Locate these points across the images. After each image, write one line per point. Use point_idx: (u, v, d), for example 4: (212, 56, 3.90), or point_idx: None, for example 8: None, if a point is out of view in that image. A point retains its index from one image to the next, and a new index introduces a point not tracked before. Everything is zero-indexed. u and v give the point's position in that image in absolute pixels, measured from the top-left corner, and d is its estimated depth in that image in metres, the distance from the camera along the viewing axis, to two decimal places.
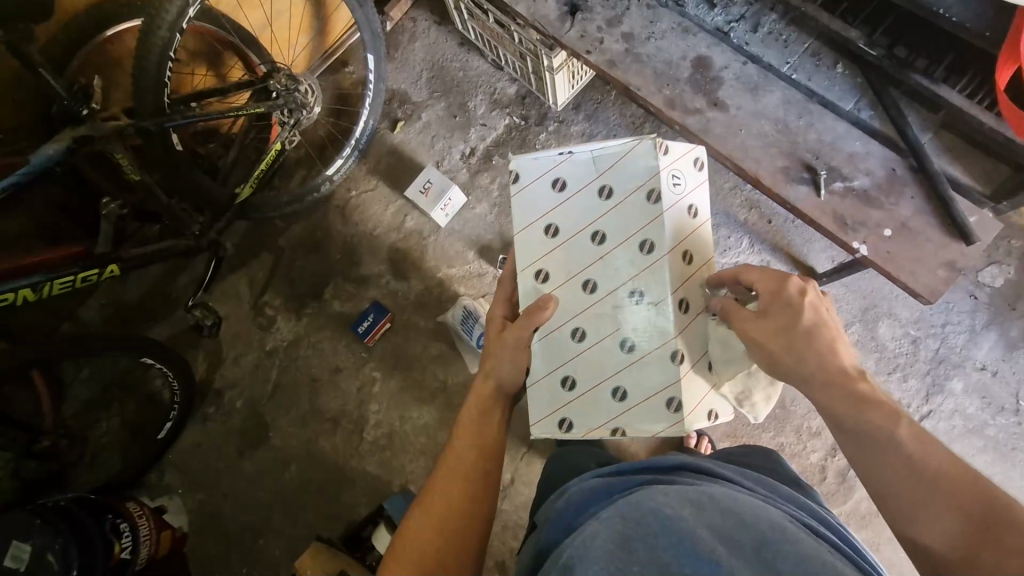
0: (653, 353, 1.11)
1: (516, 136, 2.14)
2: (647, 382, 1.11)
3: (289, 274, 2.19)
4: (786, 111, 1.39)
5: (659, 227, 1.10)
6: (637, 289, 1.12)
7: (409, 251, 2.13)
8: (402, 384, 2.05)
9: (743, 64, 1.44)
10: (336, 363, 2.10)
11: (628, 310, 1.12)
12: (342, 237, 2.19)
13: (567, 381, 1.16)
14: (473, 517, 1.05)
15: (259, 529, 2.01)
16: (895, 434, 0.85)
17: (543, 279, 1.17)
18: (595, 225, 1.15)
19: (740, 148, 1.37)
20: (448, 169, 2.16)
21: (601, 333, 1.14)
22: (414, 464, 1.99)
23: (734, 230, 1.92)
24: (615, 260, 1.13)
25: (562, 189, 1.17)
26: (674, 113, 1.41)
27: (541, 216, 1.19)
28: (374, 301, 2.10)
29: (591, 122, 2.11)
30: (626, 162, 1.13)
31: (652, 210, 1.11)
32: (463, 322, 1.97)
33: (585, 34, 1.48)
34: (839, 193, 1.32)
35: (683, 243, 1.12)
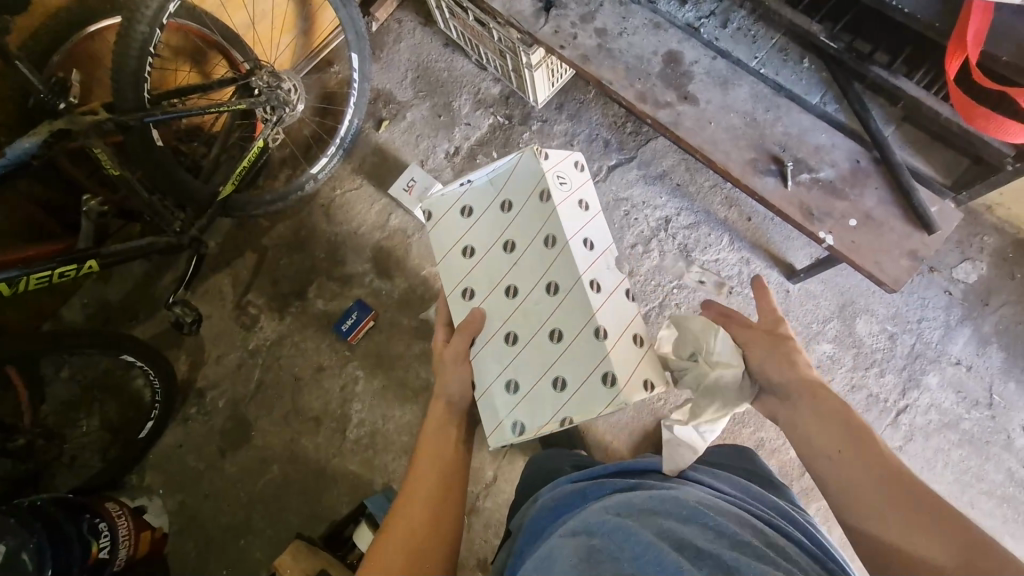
0: (579, 336, 1.09)
1: (499, 135, 2.16)
2: (580, 363, 1.08)
3: (273, 273, 2.19)
4: (755, 106, 1.42)
5: (554, 223, 1.13)
6: (553, 283, 1.13)
7: (393, 249, 2.14)
8: (385, 383, 2.04)
9: (713, 59, 1.47)
10: (319, 362, 2.09)
11: (550, 303, 1.13)
12: (326, 235, 2.19)
13: (511, 384, 1.15)
14: (447, 505, 1.08)
15: (239, 530, 2.00)
16: (869, 446, 0.96)
17: (470, 296, 1.22)
18: (501, 236, 1.20)
19: (711, 142, 1.39)
20: (432, 168, 2.17)
21: (532, 328, 1.15)
22: (397, 462, 1.97)
23: (713, 228, 1.95)
24: (528, 261, 1.16)
25: (468, 213, 1.25)
26: (647, 107, 1.43)
27: (456, 242, 1.25)
28: (357, 299, 2.11)
29: (573, 121, 2.12)
30: (514, 176, 1.20)
31: (546, 208, 1.15)
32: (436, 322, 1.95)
33: (559, 29, 1.50)
34: (805, 185, 1.34)
35: (581, 231, 1.15)
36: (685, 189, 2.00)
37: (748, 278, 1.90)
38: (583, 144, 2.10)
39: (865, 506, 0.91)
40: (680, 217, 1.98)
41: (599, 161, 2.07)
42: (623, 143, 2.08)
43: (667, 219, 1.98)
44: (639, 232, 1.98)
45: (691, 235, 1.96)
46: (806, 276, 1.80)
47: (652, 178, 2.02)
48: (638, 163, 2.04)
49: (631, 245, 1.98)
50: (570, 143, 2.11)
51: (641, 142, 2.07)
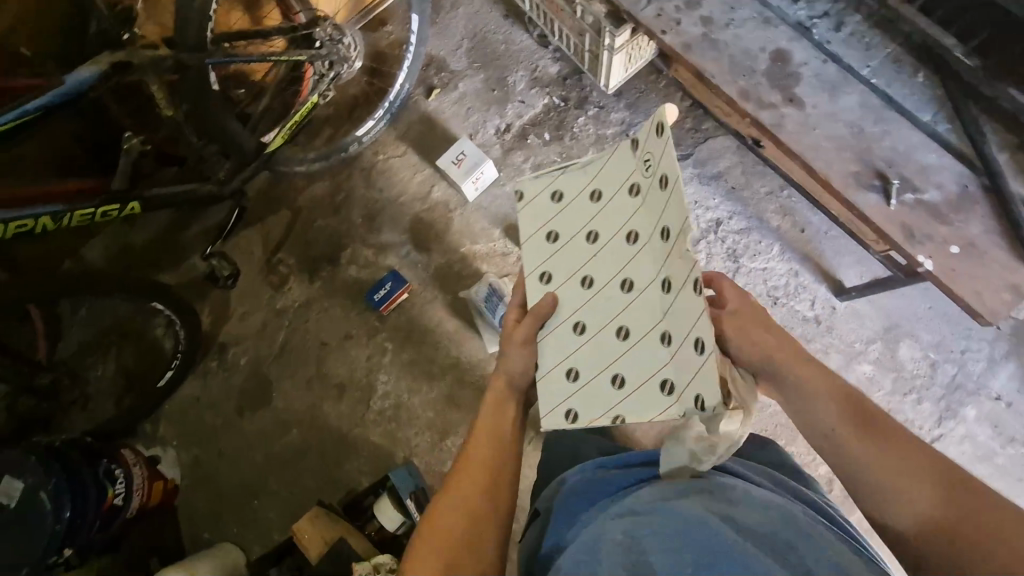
0: (646, 339, 1.02)
1: (553, 116, 2.10)
2: (644, 365, 1.01)
3: (308, 233, 2.14)
4: (861, 117, 1.43)
5: (642, 216, 1.05)
6: (627, 280, 1.05)
7: (433, 222, 2.08)
8: (413, 357, 2.00)
9: (823, 62, 1.48)
10: (347, 330, 2.05)
11: (622, 300, 1.06)
12: (366, 201, 2.13)
13: (571, 373, 1.11)
14: (501, 464, 1.19)
15: (253, 489, 1.98)
16: (872, 431, 0.95)
17: (547, 280, 1.17)
18: (587, 225, 1.13)
19: (817, 158, 1.40)
20: (481, 143, 2.11)
21: (602, 320, 1.09)
22: (420, 439, 1.94)
23: (765, 236, 1.91)
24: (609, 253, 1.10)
25: (560, 197, 1.19)
26: (747, 106, 1.45)
27: (544, 225, 1.21)
28: (391, 269, 2.06)
29: (631, 111, 2.06)
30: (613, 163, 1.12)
31: (634, 202, 1.07)
32: (474, 300, 1.93)
33: (662, 13, 1.52)
34: (909, 204, 1.35)
35: (667, 219, 1.00)
36: (740, 193, 1.96)
37: (795, 289, 1.87)
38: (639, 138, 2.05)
39: (884, 496, 0.92)
40: (731, 221, 1.94)
41: None
42: (681, 140, 2.02)
43: (718, 220, 1.95)
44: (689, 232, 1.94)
45: (742, 240, 1.92)
46: (856, 295, 1.78)
47: (708, 178, 1.98)
48: (696, 162, 1.99)
49: None
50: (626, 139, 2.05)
51: (699, 139, 2.01)
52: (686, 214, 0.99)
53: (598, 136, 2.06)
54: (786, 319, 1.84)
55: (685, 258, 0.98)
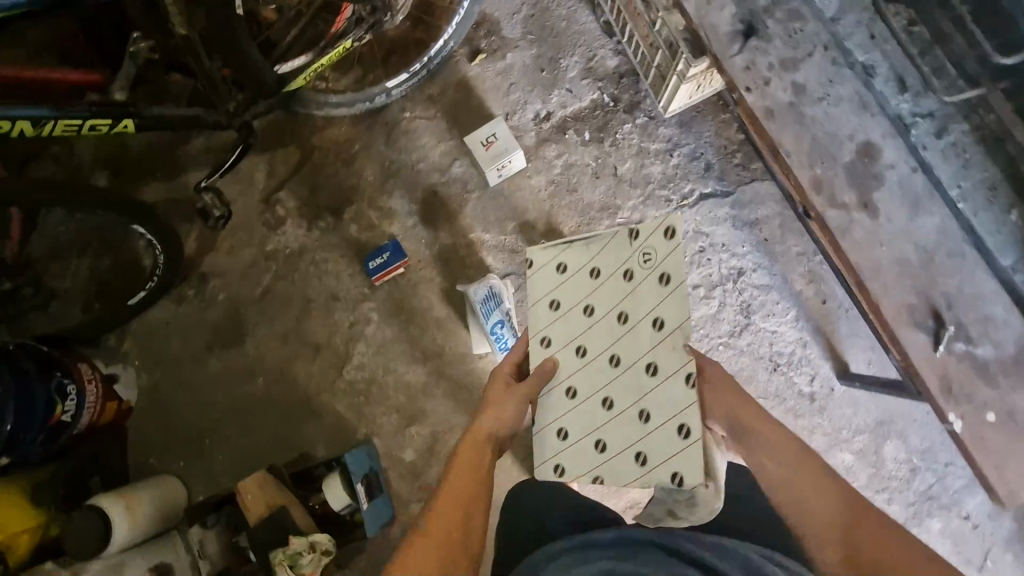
0: (630, 412, 1.10)
1: (599, 115, 1.93)
2: (626, 436, 1.09)
3: (316, 179, 2.03)
4: (938, 242, 1.38)
5: (635, 301, 1.13)
6: (616, 355, 1.14)
7: (447, 199, 1.97)
8: (396, 334, 1.93)
9: (913, 170, 1.40)
10: (335, 291, 1.98)
11: (609, 374, 1.14)
12: (382, 160, 2.01)
13: (560, 431, 1.17)
14: (474, 488, 1.22)
15: (208, 430, 1.95)
16: (801, 471, 1.13)
17: (546, 344, 1.21)
18: (585, 301, 1.19)
19: (886, 288, 1.37)
20: (515, 125, 1.95)
21: (591, 390, 1.15)
22: (384, 419, 1.90)
23: (784, 299, 1.82)
24: (603, 329, 1.16)
25: (563, 268, 1.24)
26: (818, 199, 1.41)
27: (544, 294, 1.25)
28: (393, 238, 1.96)
29: (682, 129, 1.90)
30: (612, 246, 1.20)
31: (626, 287, 1.15)
32: (471, 296, 1.82)
33: (752, 66, 1.46)
34: (957, 355, 1.34)
35: (655, 308, 1.11)
36: (771, 247, 1.84)
37: (799, 361, 1.79)
38: (684, 164, 1.89)
39: (798, 496, 1.11)
40: (754, 273, 1.83)
41: (686, 185, 1.89)
42: (725, 177, 1.88)
43: (741, 270, 1.84)
44: (710, 277, 1.84)
45: (760, 297, 1.82)
46: (859, 386, 1.73)
47: (743, 223, 1.85)
48: (732, 205, 1.86)
49: (692, 285, 1.85)
50: (668, 166, 1.90)
51: (744, 179, 1.87)
52: (673, 308, 1.09)
53: (640, 148, 1.91)
54: (781, 390, 1.78)
55: (670, 347, 1.08)
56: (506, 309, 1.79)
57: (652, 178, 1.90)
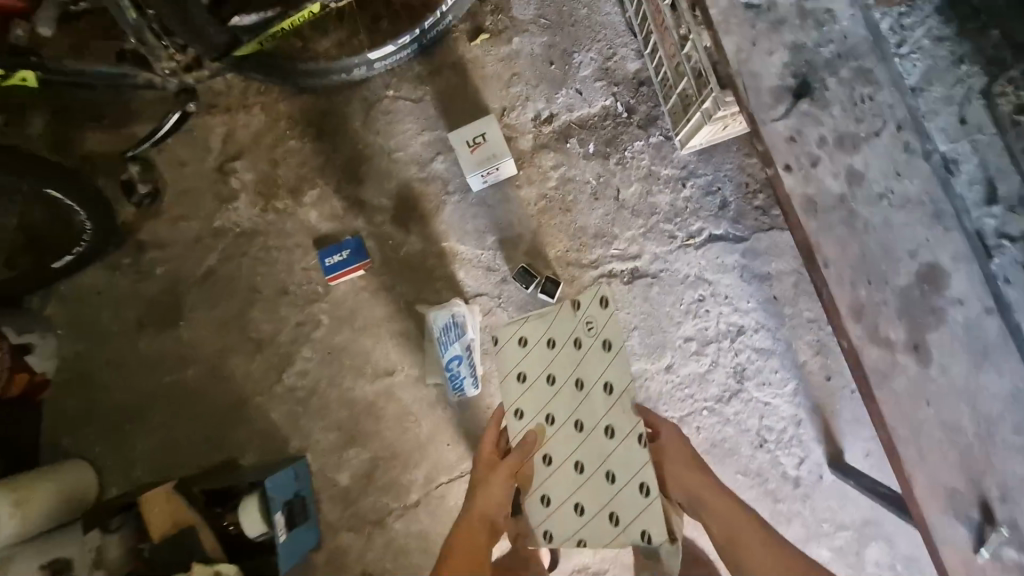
0: (598, 474, 1.16)
1: (609, 126, 1.68)
2: (598, 496, 1.15)
3: (279, 154, 1.79)
4: (1002, 413, 1.03)
5: (585, 368, 1.20)
6: (580, 419, 1.20)
7: (422, 198, 1.73)
8: (347, 342, 1.74)
9: (987, 312, 1.05)
10: (285, 284, 1.76)
11: (576, 440, 1.20)
12: (356, 142, 1.76)
13: (543, 498, 1.23)
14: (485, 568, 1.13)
15: (133, 415, 1.77)
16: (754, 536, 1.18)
17: (520, 417, 1.27)
18: (545, 369, 1.25)
19: (926, 461, 1.03)
20: (511, 124, 1.71)
21: (562, 456, 1.21)
22: (323, 434, 1.73)
23: (784, 368, 1.60)
24: (565, 397, 1.22)
25: (524, 341, 1.28)
26: (856, 328, 1.06)
27: (510, 369, 1.29)
28: (356, 234, 1.73)
29: (700, 156, 1.65)
30: (559, 320, 1.25)
31: (579, 354, 1.21)
32: (433, 324, 1.62)
33: (800, 134, 1.09)
34: (1001, 563, 1.00)
35: (604, 375, 1.17)
36: (779, 307, 1.61)
37: (787, 439, 1.60)
38: (697, 197, 1.64)
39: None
40: (755, 334, 1.61)
41: (694, 221, 1.64)
42: (741, 219, 1.63)
43: (740, 328, 1.61)
44: (704, 330, 1.62)
45: (757, 362, 1.61)
46: (851, 483, 1.51)
47: (752, 275, 1.62)
48: (743, 253, 1.62)
49: (682, 336, 1.63)
50: (678, 196, 1.64)
51: (762, 225, 1.63)
52: (616, 372, 1.16)
53: (650, 171, 1.66)
54: (763, 469, 1.59)
55: (623, 411, 1.15)
56: (466, 347, 1.60)
57: (657, 208, 1.65)
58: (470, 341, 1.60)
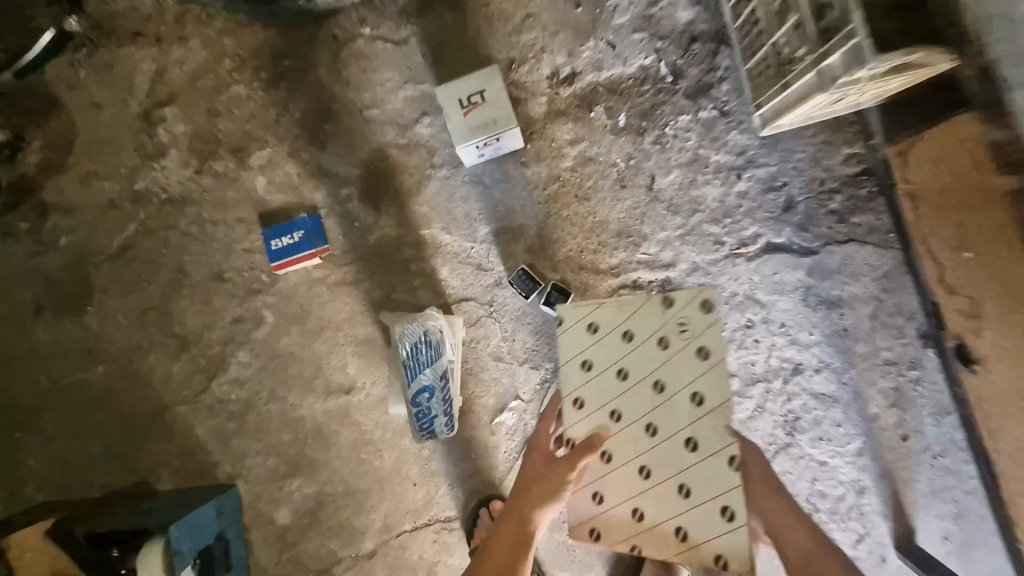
0: (668, 486, 0.90)
1: (647, 93, 1.29)
2: (664, 511, 0.90)
3: (222, 101, 1.39)
4: None
5: (670, 372, 0.92)
6: (653, 423, 0.92)
7: (400, 171, 1.34)
8: (294, 348, 1.36)
9: None
10: (220, 269, 1.39)
11: (644, 444, 0.92)
12: (319, 92, 1.36)
13: (594, 497, 0.93)
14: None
15: (19, 421, 1.41)
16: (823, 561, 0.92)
17: (576, 405, 0.95)
18: (615, 362, 0.94)
19: None
20: (519, 82, 1.32)
21: (624, 459, 0.92)
22: (258, 461, 1.37)
23: (848, 422, 1.25)
24: (639, 395, 0.92)
25: (594, 327, 0.96)
26: None
27: (569, 352, 0.96)
28: (313, 212, 1.36)
29: (762, 139, 1.27)
30: (643, 313, 0.94)
31: (666, 353, 0.92)
32: (402, 338, 1.25)
33: None
34: None
35: (693, 383, 0.91)
36: (849, 344, 1.25)
37: (844, 510, 1.27)
38: (754, 194, 1.27)
39: None
40: (814, 376, 1.26)
41: (747, 225, 1.27)
42: (807, 226, 1.26)
43: (797, 367, 1.26)
44: (749, 366, 1.27)
45: (815, 411, 1.26)
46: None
47: (817, 301, 1.26)
48: (808, 271, 1.26)
49: None
50: (729, 190, 1.28)
51: (836, 235, 1.26)
52: (711, 386, 0.90)
53: (695, 155, 1.28)
54: None
55: (711, 428, 0.90)
56: (438, 374, 1.23)
57: (701, 204, 1.28)
58: (447, 364, 1.24)
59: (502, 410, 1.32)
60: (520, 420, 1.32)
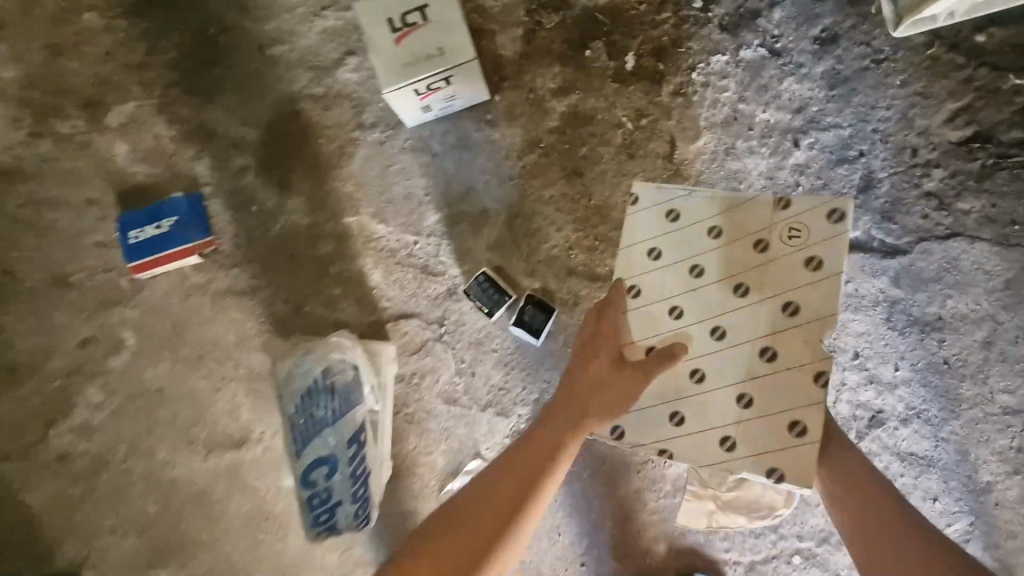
0: (721, 394, 0.66)
1: (665, 23, 0.90)
2: (710, 420, 0.66)
3: (68, 35, 0.96)
4: None
5: (763, 278, 0.67)
6: (725, 326, 0.67)
7: (315, 133, 0.94)
8: (166, 383, 0.97)
9: None
10: (61, 272, 0.98)
11: (709, 346, 0.67)
12: (202, 19, 0.95)
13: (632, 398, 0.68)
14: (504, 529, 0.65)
15: None
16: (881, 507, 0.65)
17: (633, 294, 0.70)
18: (690, 256, 0.69)
19: None
20: (484, 7, 0.92)
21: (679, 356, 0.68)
22: (117, 540, 0.98)
23: (950, 495, 0.88)
24: (717, 292, 0.68)
25: (676, 215, 0.70)
26: None
27: (638, 233, 0.71)
28: (192, 190, 0.96)
29: (829, 90, 0.89)
30: (743, 208, 0.69)
31: (763, 257, 0.67)
32: (286, 386, 0.91)
33: None
34: None
35: (792, 293, 0.65)
36: (951, 383, 0.88)
37: None
38: (818, 168, 0.89)
39: None
40: (900, 430, 0.89)
41: None
42: (893, 214, 0.88)
43: (876, 416, 0.89)
44: None
45: (902, 479, 0.89)
46: None
47: (905, 321, 0.88)
48: (894, 278, 0.88)
49: None
50: (782, 163, 0.90)
51: (936, 227, 0.88)
52: (813, 299, 0.64)
53: (734, 112, 0.90)
54: None
55: (800, 342, 0.64)
56: (353, 436, 0.89)
57: (739, 183, 0.90)
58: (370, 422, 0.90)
59: (457, 472, 0.93)
60: None
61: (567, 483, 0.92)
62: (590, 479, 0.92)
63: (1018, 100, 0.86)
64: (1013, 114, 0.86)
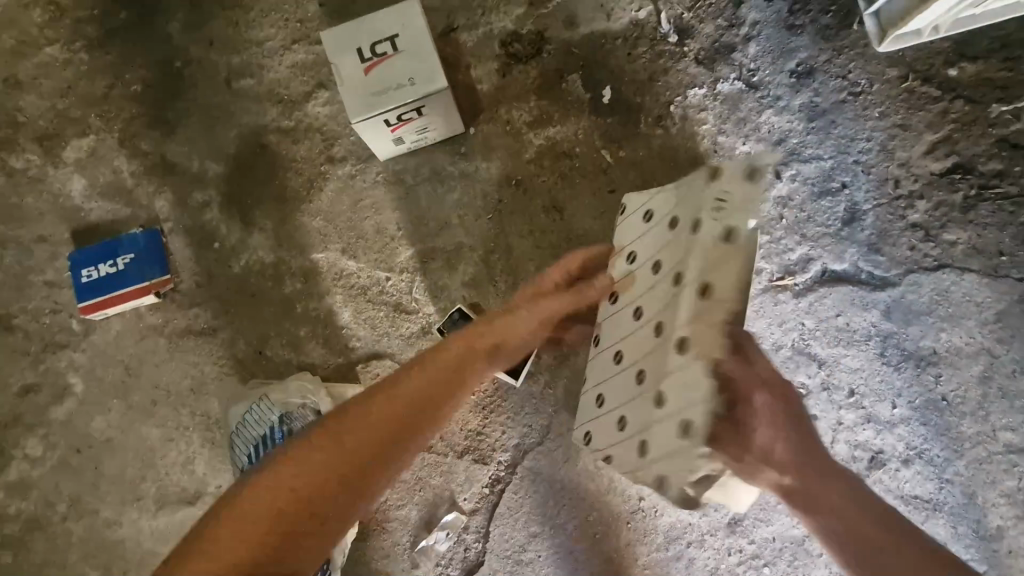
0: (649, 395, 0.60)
1: (642, 57, 0.90)
2: (637, 421, 0.61)
3: (28, 69, 0.93)
4: None
5: (695, 259, 0.58)
6: (665, 320, 0.61)
7: (283, 167, 0.91)
8: (114, 434, 0.90)
9: None
10: (5, 314, 0.91)
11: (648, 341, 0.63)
12: (168, 53, 0.92)
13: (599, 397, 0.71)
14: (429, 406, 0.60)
15: None
16: (837, 491, 0.57)
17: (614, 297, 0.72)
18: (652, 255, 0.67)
19: None
20: (460, 41, 0.91)
21: (630, 359, 0.66)
22: None
23: (956, 541, 0.83)
24: (665, 288, 0.63)
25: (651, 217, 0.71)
26: None
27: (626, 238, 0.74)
28: (150, 227, 0.91)
29: (809, 123, 0.88)
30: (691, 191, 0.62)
31: (698, 240, 0.59)
32: (238, 435, 0.86)
33: None
34: None
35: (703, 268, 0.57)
36: (952, 421, 0.84)
37: None
38: (801, 199, 0.87)
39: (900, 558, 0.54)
40: (902, 472, 0.84)
41: (792, 244, 0.87)
42: (880, 245, 0.86)
43: (876, 457, 0.85)
44: None
45: None
46: None
47: (901, 356, 0.85)
48: (885, 312, 0.85)
49: None
50: (764, 195, 0.88)
51: (924, 259, 0.85)
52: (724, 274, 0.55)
53: (714, 144, 0.88)
54: None
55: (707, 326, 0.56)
56: None
57: None
58: None
59: (431, 527, 0.85)
60: (457, 544, 0.85)
61: (551, 537, 0.85)
62: (576, 532, 0.84)
63: (995, 131, 0.86)
64: (991, 146, 0.86)
